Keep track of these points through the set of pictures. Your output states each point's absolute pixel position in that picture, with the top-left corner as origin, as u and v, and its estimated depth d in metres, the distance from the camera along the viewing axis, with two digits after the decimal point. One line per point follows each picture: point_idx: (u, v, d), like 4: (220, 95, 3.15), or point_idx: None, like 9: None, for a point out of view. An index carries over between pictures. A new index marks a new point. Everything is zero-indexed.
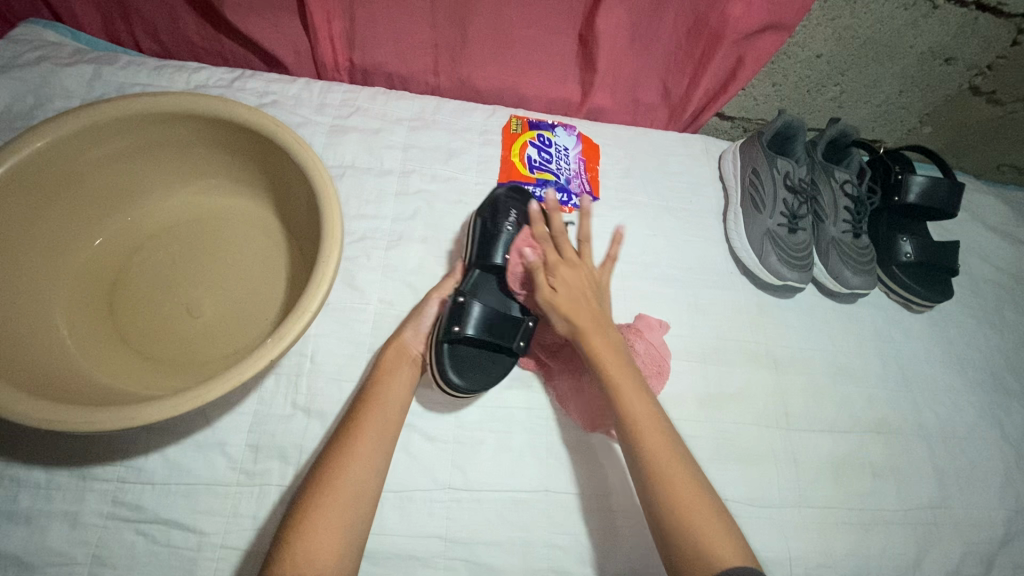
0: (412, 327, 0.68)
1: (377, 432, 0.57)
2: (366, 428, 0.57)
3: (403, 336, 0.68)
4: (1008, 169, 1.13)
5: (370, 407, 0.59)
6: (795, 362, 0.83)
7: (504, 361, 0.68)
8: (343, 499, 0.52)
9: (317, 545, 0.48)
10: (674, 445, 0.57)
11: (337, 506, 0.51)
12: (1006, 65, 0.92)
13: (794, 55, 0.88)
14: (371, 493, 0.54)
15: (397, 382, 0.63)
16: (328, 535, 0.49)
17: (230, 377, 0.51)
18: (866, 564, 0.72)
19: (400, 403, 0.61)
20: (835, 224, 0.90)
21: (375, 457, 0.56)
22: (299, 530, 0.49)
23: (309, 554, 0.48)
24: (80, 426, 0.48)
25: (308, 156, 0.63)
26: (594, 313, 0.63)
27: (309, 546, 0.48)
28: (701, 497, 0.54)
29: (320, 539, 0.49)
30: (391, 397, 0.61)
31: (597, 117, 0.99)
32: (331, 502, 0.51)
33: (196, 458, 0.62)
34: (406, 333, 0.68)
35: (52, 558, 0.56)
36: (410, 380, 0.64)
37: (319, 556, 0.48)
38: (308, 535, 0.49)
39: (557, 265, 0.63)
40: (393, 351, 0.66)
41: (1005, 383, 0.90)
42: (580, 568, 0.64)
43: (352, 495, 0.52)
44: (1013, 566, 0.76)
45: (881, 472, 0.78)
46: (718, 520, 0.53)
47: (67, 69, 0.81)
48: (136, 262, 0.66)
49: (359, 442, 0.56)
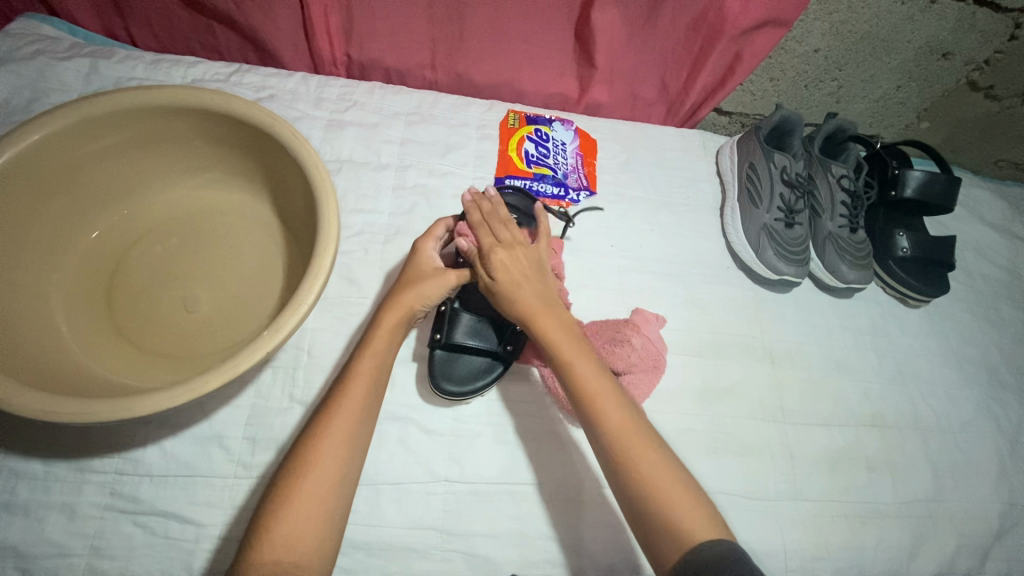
0: (417, 298, 0.62)
1: (357, 410, 0.55)
2: (348, 406, 0.54)
3: (410, 305, 0.61)
4: (1006, 165, 1.14)
5: (349, 382, 0.56)
6: (791, 356, 0.84)
7: (493, 363, 0.69)
8: (323, 483, 0.50)
9: (299, 527, 0.48)
10: (633, 420, 0.55)
11: (317, 492, 0.50)
12: (1003, 60, 0.92)
13: (792, 50, 0.89)
14: (353, 475, 0.53)
15: (380, 354, 0.58)
16: (311, 517, 0.49)
17: (226, 369, 0.51)
18: (860, 556, 0.72)
19: (382, 375, 0.58)
20: (832, 219, 0.90)
21: (355, 437, 0.54)
22: (277, 514, 0.48)
23: (288, 542, 0.47)
24: (76, 418, 0.48)
25: (305, 150, 0.63)
26: (540, 293, 0.62)
27: (292, 529, 0.47)
28: (671, 474, 0.53)
29: (300, 525, 0.48)
30: (371, 371, 0.57)
31: (595, 113, 0.99)
32: (310, 487, 0.50)
33: (193, 450, 0.62)
34: (409, 303, 0.61)
35: (50, 549, 0.56)
36: (392, 351, 0.60)
37: (299, 543, 0.47)
38: (287, 521, 0.48)
39: (493, 252, 0.62)
40: (392, 317, 0.60)
41: (1000, 378, 0.90)
42: (575, 560, 0.64)
43: (332, 479, 0.51)
44: (1007, 559, 0.77)
45: (876, 466, 0.78)
46: (689, 499, 0.52)
47: (64, 63, 0.81)
48: (132, 255, 0.66)
49: (338, 422, 0.53)
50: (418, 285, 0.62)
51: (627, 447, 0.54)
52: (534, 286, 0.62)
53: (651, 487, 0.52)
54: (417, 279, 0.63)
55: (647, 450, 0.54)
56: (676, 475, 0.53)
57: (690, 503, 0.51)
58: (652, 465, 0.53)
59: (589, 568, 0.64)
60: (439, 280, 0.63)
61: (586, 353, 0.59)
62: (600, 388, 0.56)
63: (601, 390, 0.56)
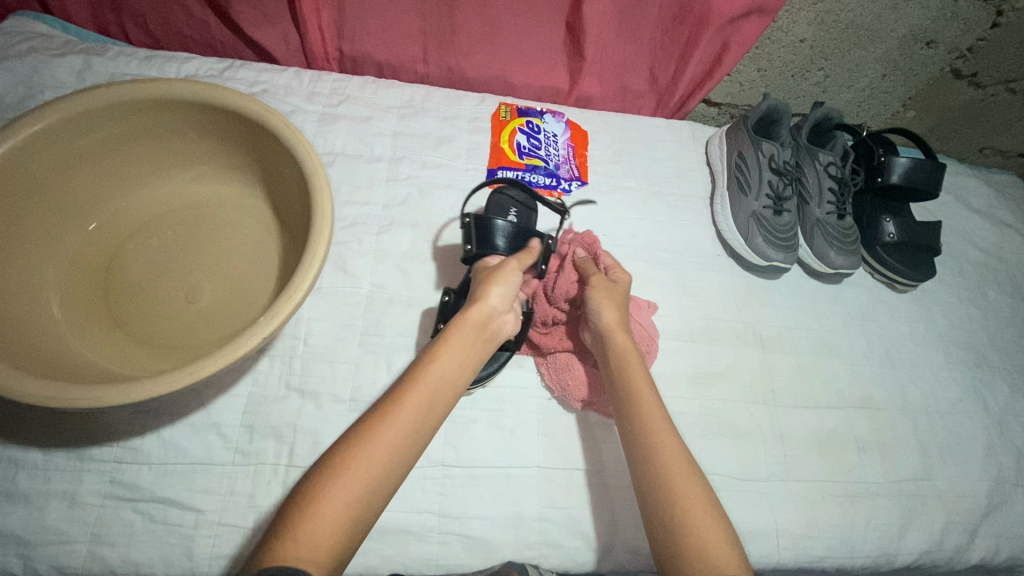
0: (490, 291, 0.63)
1: (415, 421, 0.53)
2: (401, 415, 0.52)
3: (488, 304, 0.62)
4: (992, 153, 1.15)
5: (414, 384, 0.55)
6: (781, 341, 0.85)
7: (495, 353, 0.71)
8: (359, 485, 0.48)
9: (320, 531, 0.45)
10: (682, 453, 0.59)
11: (353, 492, 0.47)
12: (986, 48, 0.94)
13: (779, 39, 0.90)
14: (390, 487, 0.50)
15: (453, 359, 0.58)
16: (335, 520, 0.46)
17: (224, 354, 0.52)
18: (851, 535, 0.73)
19: (443, 388, 0.56)
20: (820, 206, 0.92)
21: (406, 447, 0.51)
22: (305, 513, 0.45)
23: (313, 540, 0.44)
24: (77, 404, 0.49)
25: (299, 140, 0.64)
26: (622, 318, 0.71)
27: (315, 528, 0.45)
28: (702, 497, 0.56)
29: (327, 525, 0.45)
30: (440, 379, 0.56)
31: (586, 105, 1.01)
32: (346, 487, 0.47)
33: (192, 438, 0.63)
34: (491, 297, 0.62)
35: (50, 537, 0.57)
36: (467, 359, 0.59)
37: (321, 542, 0.45)
38: (314, 518, 0.45)
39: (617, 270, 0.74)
40: (477, 312, 0.61)
41: (988, 360, 0.92)
42: (570, 541, 0.65)
43: (370, 483, 0.48)
44: (996, 536, 0.78)
45: (866, 447, 0.80)
46: (719, 525, 0.54)
47: (57, 60, 0.81)
48: (128, 248, 0.67)
49: (391, 428, 0.51)
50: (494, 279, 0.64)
51: (675, 471, 0.57)
52: (623, 315, 0.69)
53: (685, 503, 0.55)
54: (487, 278, 0.65)
55: (688, 477, 0.57)
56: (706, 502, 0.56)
57: (720, 528, 0.54)
58: (689, 489, 0.56)
59: (585, 547, 0.66)
60: (506, 275, 0.65)
61: (647, 385, 0.64)
62: (657, 416, 0.61)
63: (655, 418, 0.61)
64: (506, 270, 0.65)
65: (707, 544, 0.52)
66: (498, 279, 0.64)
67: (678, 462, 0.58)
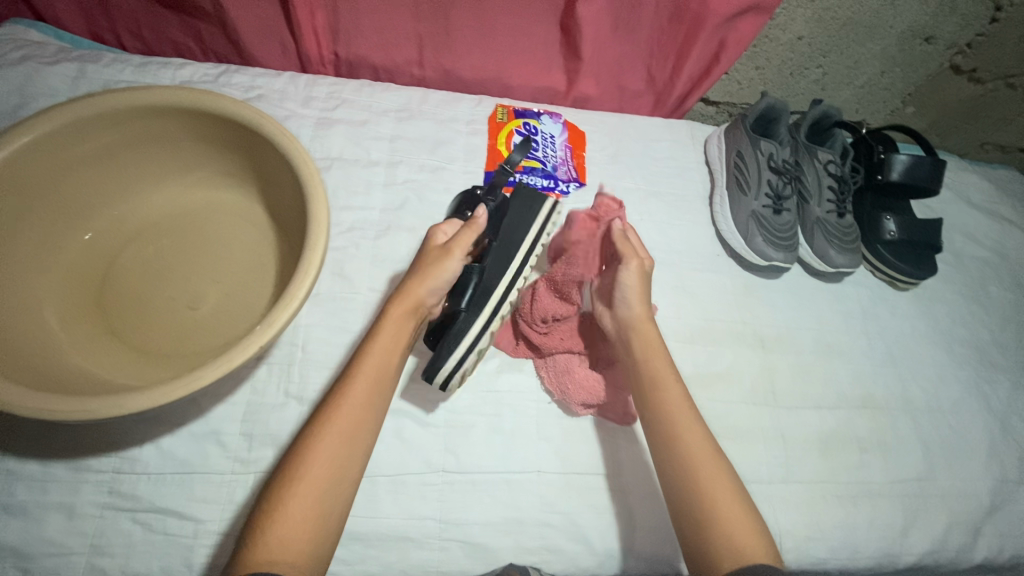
0: (421, 285, 0.62)
1: (358, 413, 0.55)
2: (341, 410, 0.54)
3: (419, 296, 0.62)
4: (992, 148, 1.15)
5: (353, 378, 0.56)
6: (782, 341, 0.85)
7: (460, 330, 0.63)
8: (317, 484, 0.50)
9: (289, 534, 0.47)
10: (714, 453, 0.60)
11: (313, 490, 0.50)
12: (986, 43, 0.93)
13: (776, 38, 0.89)
14: (351, 483, 0.53)
15: (387, 354, 0.59)
16: (304, 517, 0.49)
17: (219, 364, 0.51)
18: (855, 536, 0.73)
19: (383, 382, 0.58)
20: (820, 204, 0.91)
21: (355, 443, 0.53)
22: (276, 514, 0.48)
23: (285, 542, 0.47)
24: (72, 415, 0.48)
25: (293, 147, 0.64)
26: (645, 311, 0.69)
27: (286, 527, 0.48)
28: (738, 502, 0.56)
29: (294, 527, 0.48)
30: (376, 370, 0.57)
31: (583, 106, 1.00)
32: (307, 487, 0.50)
33: (190, 447, 0.63)
34: (416, 293, 0.62)
35: (49, 548, 0.57)
36: (400, 348, 0.60)
37: (293, 543, 0.47)
38: (282, 520, 0.48)
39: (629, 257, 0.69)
40: (398, 308, 0.61)
41: (989, 357, 0.91)
42: (573, 545, 0.65)
43: (327, 484, 0.51)
44: (999, 535, 0.78)
45: (868, 447, 0.79)
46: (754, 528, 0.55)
47: (51, 67, 0.81)
48: (125, 256, 0.67)
49: (335, 425, 0.53)
50: (425, 276, 0.62)
51: (703, 474, 0.58)
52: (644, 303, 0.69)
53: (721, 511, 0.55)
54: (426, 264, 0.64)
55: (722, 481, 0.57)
56: (737, 494, 0.57)
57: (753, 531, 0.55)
58: (722, 493, 0.57)
59: (588, 552, 0.65)
60: (446, 260, 0.63)
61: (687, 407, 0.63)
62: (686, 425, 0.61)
63: (680, 418, 0.61)
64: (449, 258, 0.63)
65: (739, 534, 0.54)
66: (438, 267, 0.63)
67: (708, 464, 0.59)
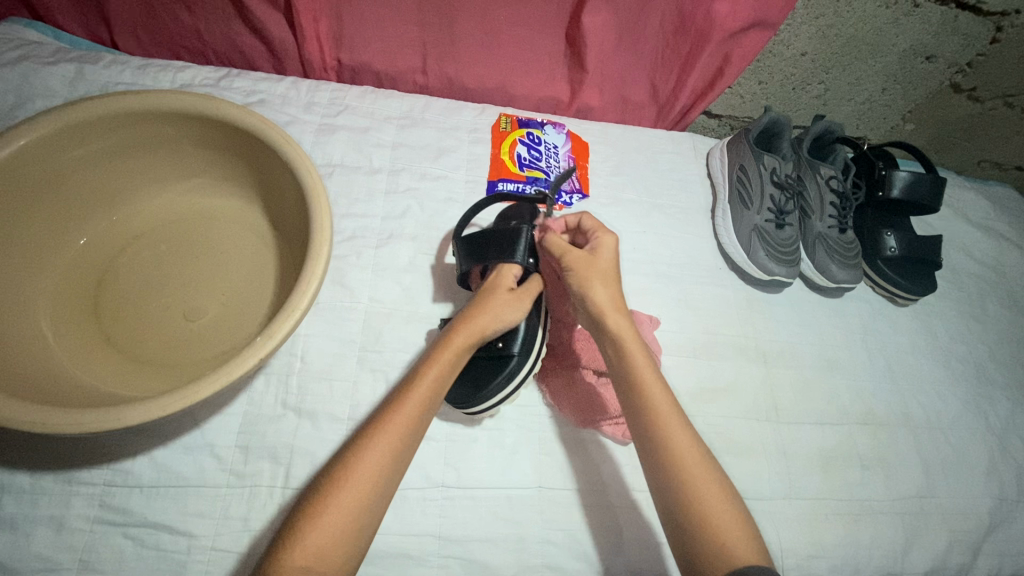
0: (490, 321, 0.61)
1: (411, 420, 0.54)
2: (397, 420, 0.54)
3: (482, 326, 0.61)
4: (989, 165, 1.16)
5: (410, 392, 0.56)
6: (783, 356, 0.84)
7: (511, 371, 0.65)
8: (359, 494, 0.49)
9: (325, 544, 0.47)
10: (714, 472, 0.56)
11: (354, 500, 0.49)
12: (985, 63, 0.94)
13: (779, 53, 0.89)
14: (389, 492, 0.52)
15: (445, 375, 0.58)
16: (340, 528, 0.48)
17: (218, 377, 0.50)
18: (855, 554, 0.72)
19: (439, 395, 0.58)
20: (821, 220, 0.91)
21: (402, 452, 0.53)
22: (310, 523, 0.47)
23: (320, 551, 0.46)
24: (65, 429, 0.47)
25: (295, 155, 0.63)
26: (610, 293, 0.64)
27: (322, 537, 0.47)
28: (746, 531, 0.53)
29: (330, 534, 0.47)
30: (434, 384, 0.57)
31: (586, 116, 1.00)
32: (348, 496, 0.49)
33: (185, 460, 0.61)
34: (483, 325, 0.61)
35: (37, 564, 0.55)
36: (453, 375, 0.59)
37: (329, 553, 0.47)
38: (319, 528, 0.47)
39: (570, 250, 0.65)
40: (464, 338, 0.60)
41: (987, 374, 0.91)
42: (574, 563, 0.64)
43: (370, 494, 0.50)
44: (997, 554, 0.78)
45: (868, 464, 0.79)
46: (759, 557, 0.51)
47: (48, 67, 0.79)
48: (120, 261, 0.65)
49: (388, 435, 0.53)
50: (495, 312, 0.62)
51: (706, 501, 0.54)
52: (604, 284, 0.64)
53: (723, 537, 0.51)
54: (492, 300, 0.63)
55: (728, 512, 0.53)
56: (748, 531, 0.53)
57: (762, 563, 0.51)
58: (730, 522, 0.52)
59: (589, 570, 0.64)
60: (515, 309, 0.63)
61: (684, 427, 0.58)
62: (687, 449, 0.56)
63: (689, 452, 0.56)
64: (516, 310, 0.63)
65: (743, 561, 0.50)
66: (507, 310, 0.63)
67: (712, 493, 0.54)
